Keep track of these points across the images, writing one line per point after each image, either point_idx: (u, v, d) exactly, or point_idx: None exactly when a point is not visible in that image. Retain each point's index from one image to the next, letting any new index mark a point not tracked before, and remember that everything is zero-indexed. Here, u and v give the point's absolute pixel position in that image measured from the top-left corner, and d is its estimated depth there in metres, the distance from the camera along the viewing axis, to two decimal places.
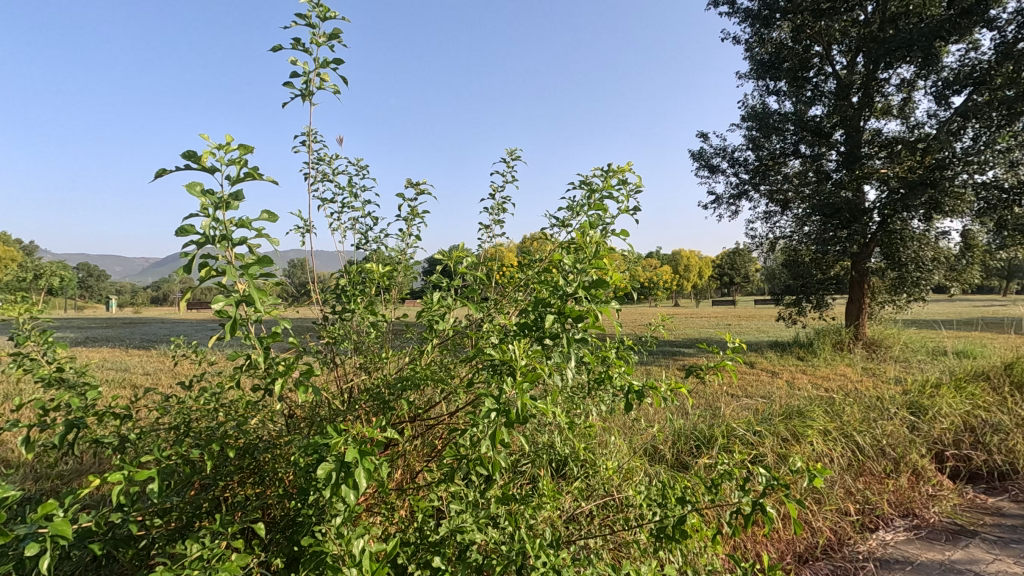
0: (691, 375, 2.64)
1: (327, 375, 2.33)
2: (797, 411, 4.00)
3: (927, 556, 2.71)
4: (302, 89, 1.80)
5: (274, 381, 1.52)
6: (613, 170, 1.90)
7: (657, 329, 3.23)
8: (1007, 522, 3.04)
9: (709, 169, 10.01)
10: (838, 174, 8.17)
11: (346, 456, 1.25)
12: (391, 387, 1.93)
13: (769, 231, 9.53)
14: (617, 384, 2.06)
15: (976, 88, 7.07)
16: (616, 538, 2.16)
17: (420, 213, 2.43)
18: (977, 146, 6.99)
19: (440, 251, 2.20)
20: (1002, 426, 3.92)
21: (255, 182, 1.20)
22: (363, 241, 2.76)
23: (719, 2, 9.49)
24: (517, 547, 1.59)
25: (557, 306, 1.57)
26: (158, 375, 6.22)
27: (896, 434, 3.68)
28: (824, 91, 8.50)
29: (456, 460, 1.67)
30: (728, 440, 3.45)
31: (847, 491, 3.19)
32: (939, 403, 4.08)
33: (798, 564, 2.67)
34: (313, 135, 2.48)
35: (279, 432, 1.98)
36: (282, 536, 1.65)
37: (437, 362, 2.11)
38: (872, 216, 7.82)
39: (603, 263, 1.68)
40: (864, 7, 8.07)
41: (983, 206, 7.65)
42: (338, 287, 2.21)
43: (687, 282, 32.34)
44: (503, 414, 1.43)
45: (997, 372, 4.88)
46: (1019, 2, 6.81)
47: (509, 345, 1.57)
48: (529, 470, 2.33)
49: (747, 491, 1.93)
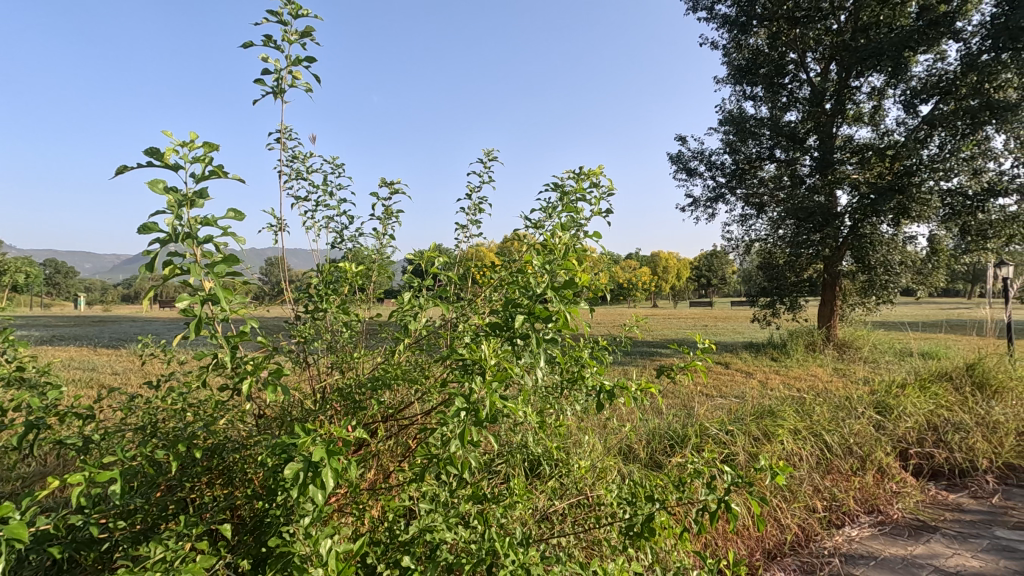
0: (664, 375, 2.67)
1: (300, 376, 2.32)
2: (768, 411, 4.10)
3: (890, 551, 2.80)
4: (273, 86, 1.78)
5: (242, 381, 1.50)
6: (585, 172, 1.91)
7: (632, 330, 3.27)
8: (966, 518, 3.16)
9: (687, 173, 10.17)
10: (812, 178, 8.34)
11: (313, 456, 1.25)
12: (364, 387, 1.93)
13: (745, 234, 9.71)
14: (589, 384, 2.09)
15: (942, 98, 7.33)
16: (588, 537, 2.19)
17: (395, 211, 2.42)
18: (943, 154, 7.26)
19: (413, 250, 2.20)
20: (963, 424, 4.06)
21: (220, 180, 1.19)
22: (338, 240, 2.75)
23: (697, 8, 9.61)
24: (487, 546, 1.61)
25: (527, 307, 1.56)
26: (127, 374, 6.09)
27: (863, 433, 3.79)
28: (798, 97, 8.69)
29: (427, 460, 1.67)
30: (701, 439, 3.51)
31: (815, 489, 3.26)
32: (904, 403, 4.21)
33: (767, 560, 2.73)
34: (287, 132, 2.48)
35: (248, 432, 1.96)
36: (250, 537, 1.63)
37: (410, 362, 2.12)
38: (844, 220, 8.01)
39: (573, 266, 1.69)
40: (838, 16, 8.26)
41: (949, 212, 7.92)
42: (310, 286, 2.20)
43: (665, 283, 32.74)
44: (473, 413, 1.44)
45: (959, 373, 5.05)
46: (983, 15, 7.08)
47: (480, 346, 1.59)
48: (502, 470, 2.35)
49: (714, 489, 1.98)
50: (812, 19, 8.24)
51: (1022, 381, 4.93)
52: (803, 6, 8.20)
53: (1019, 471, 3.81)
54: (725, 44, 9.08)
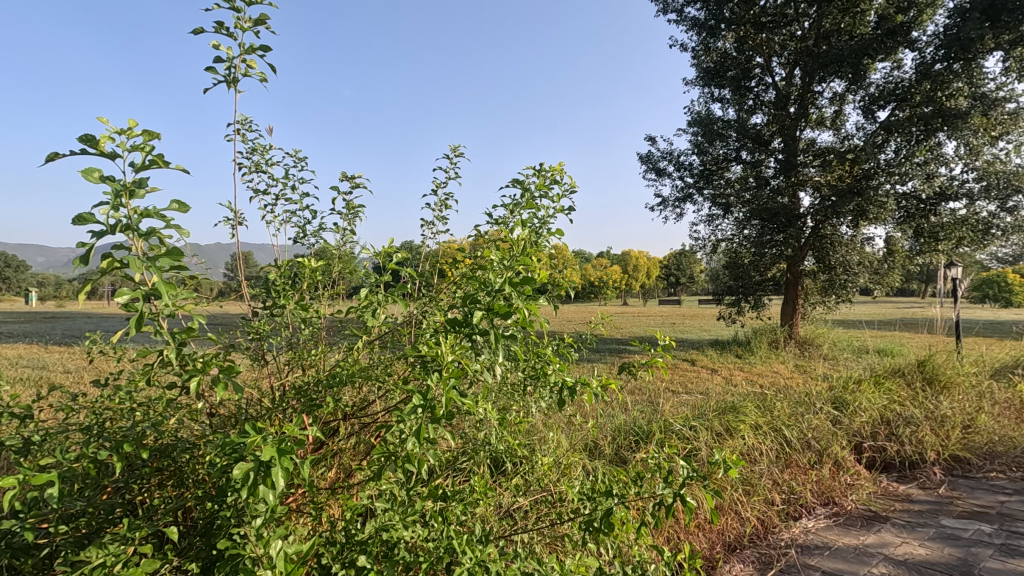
0: (626, 372, 2.69)
1: (257, 374, 2.26)
2: (731, 407, 4.21)
3: (844, 541, 2.89)
4: (226, 75, 1.72)
5: (190, 379, 1.45)
6: (548, 168, 1.90)
7: (598, 327, 3.29)
8: (914, 507, 3.29)
9: (656, 172, 10.33)
10: (776, 180, 8.53)
11: (263, 455, 1.22)
12: (321, 385, 1.89)
13: (712, 234, 9.91)
14: (552, 381, 2.09)
15: (898, 105, 7.61)
16: (551, 532, 2.20)
17: (359, 205, 2.38)
18: (899, 159, 7.50)
19: (374, 247, 2.16)
20: (914, 418, 4.22)
21: (161, 170, 1.15)
22: (301, 235, 2.69)
23: (668, 11, 9.76)
24: (445, 544, 1.60)
25: (486, 304, 1.53)
26: (79, 372, 5.86)
27: (821, 428, 3.91)
28: (763, 100, 8.91)
29: (385, 457, 1.64)
30: (666, 435, 3.57)
31: (774, 482, 3.35)
32: (860, 398, 4.38)
33: (727, 552, 2.80)
34: (247, 123, 2.41)
35: (201, 431, 1.90)
36: (200, 538, 1.59)
37: (370, 359, 2.08)
38: (806, 220, 8.25)
39: (532, 262, 1.68)
40: (802, 22, 8.48)
41: (904, 215, 8.25)
42: (267, 281, 2.14)
43: (635, 282, 33.36)
44: (429, 410, 1.43)
45: (911, 369, 5.27)
46: (937, 25, 7.38)
47: (437, 341, 1.57)
48: (466, 467, 2.34)
49: (671, 483, 2.00)
50: (777, 25, 8.46)
51: (968, 377, 5.16)
52: (768, 12, 8.47)
53: (965, 462, 3.98)
54: (694, 46, 9.24)
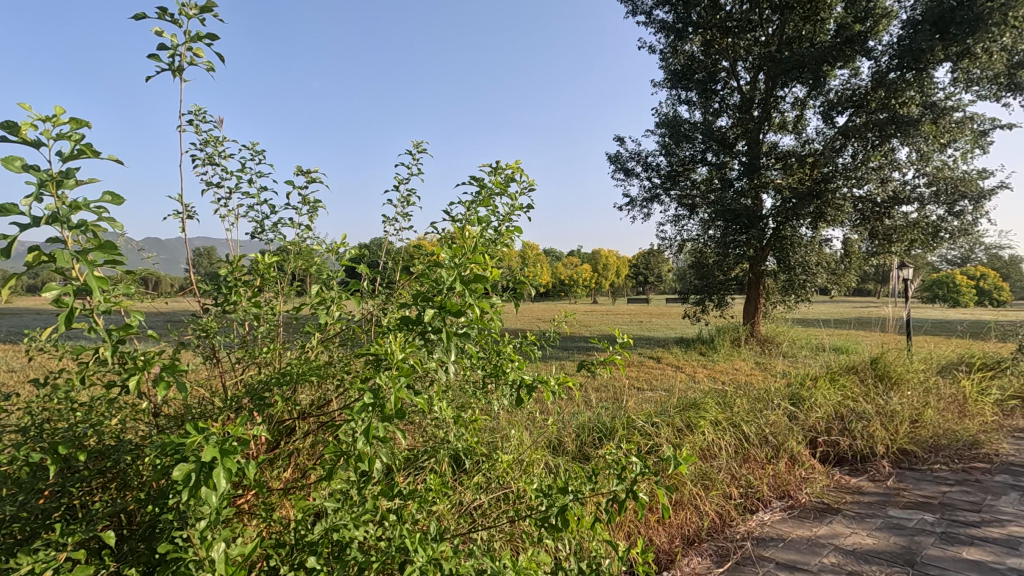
0: (584, 370, 2.70)
1: (208, 372, 2.19)
2: (692, 403, 4.30)
3: (797, 533, 2.99)
4: (170, 63, 1.65)
5: (130, 378, 1.38)
6: (505, 166, 1.89)
7: (561, 325, 3.29)
8: (864, 499, 3.43)
9: (625, 173, 10.46)
10: (740, 181, 8.75)
11: (204, 456, 1.19)
12: (272, 384, 1.84)
13: (678, 234, 10.09)
14: (510, 379, 2.10)
15: (855, 111, 7.85)
16: (510, 529, 2.21)
17: (315, 199, 2.32)
18: (856, 163, 7.77)
19: (326, 242, 2.10)
20: (865, 413, 4.38)
21: (91, 159, 1.10)
22: (257, 229, 2.63)
23: (637, 12, 9.89)
24: (396, 543, 1.59)
25: (438, 302, 1.51)
26: (25, 371, 5.61)
27: (777, 424, 4.03)
28: (729, 104, 9.11)
29: (336, 456, 1.60)
30: (628, 431, 3.62)
31: (732, 477, 3.44)
32: (816, 395, 4.53)
33: (685, 546, 2.86)
34: (201, 114, 2.34)
35: (146, 433, 1.83)
36: (142, 543, 1.53)
37: (324, 357, 2.04)
38: (768, 222, 8.45)
39: (485, 260, 1.65)
40: (766, 28, 8.70)
41: (859, 217, 8.55)
42: (217, 277, 2.06)
43: (604, 280, 33.80)
44: (379, 408, 1.40)
45: (864, 366, 5.49)
46: (892, 35, 7.67)
47: (387, 339, 1.54)
48: (427, 465, 2.33)
49: (624, 478, 2.03)
50: (742, 30, 8.66)
51: (917, 373, 5.40)
52: (734, 17, 8.65)
53: (911, 455, 4.15)
54: (662, 48, 9.39)
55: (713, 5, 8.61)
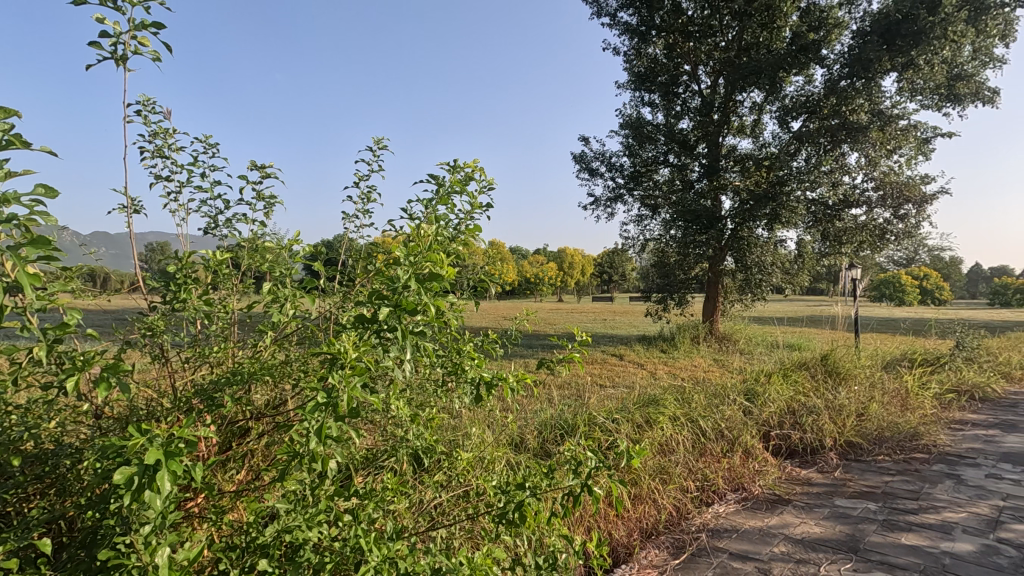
0: (543, 368, 2.72)
1: (155, 372, 2.11)
2: (652, 399, 4.40)
3: (750, 524, 3.09)
4: (113, 52, 1.58)
5: (68, 379, 1.31)
6: (463, 165, 1.89)
7: (522, 323, 3.30)
8: (812, 490, 3.57)
9: (589, 172, 10.59)
10: (700, 183, 8.94)
11: (147, 459, 1.15)
12: (223, 384, 1.79)
13: (641, 234, 10.26)
14: (468, 376, 2.10)
15: (809, 117, 8.13)
16: (469, 526, 2.21)
17: (270, 195, 2.26)
18: (809, 167, 8.05)
19: (279, 240, 2.05)
20: (815, 408, 4.56)
21: (20, 150, 1.05)
22: (209, 225, 2.54)
23: (602, 14, 9.99)
24: (351, 543, 1.57)
25: (393, 300, 1.51)
26: None
27: (733, 418, 4.16)
28: (690, 107, 9.31)
29: (289, 457, 1.57)
30: (589, 428, 3.68)
31: (689, 471, 3.54)
32: (769, 390, 4.69)
33: (643, 539, 2.92)
34: (149, 104, 2.25)
35: (89, 436, 1.76)
36: (82, 550, 1.47)
37: (278, 357, 2.00)
38: (726, 223, 8.67)
39: (440, 258, 1.65)
40: (726, 34, 8.92)
41: (812, 219, 8.87)
42: (166, 274, 1.99)
43: (570, 278, 34.13)
44: (332, 407, 1.38)
45: (815, 362, 5.72)
46: (843, 45, 7.98)
47: (340, 337, 1.51)
48: (386, 465, 2.31)
49: (580, 474, 2.06)
50: (703, 35, 8.86)
51: (863, 369, 5.66)
52: (695, 22, 8.82)
53: (857, 447, 4.35)
54: (626, 50, 9.52)
55: (675, 10, 8.79)
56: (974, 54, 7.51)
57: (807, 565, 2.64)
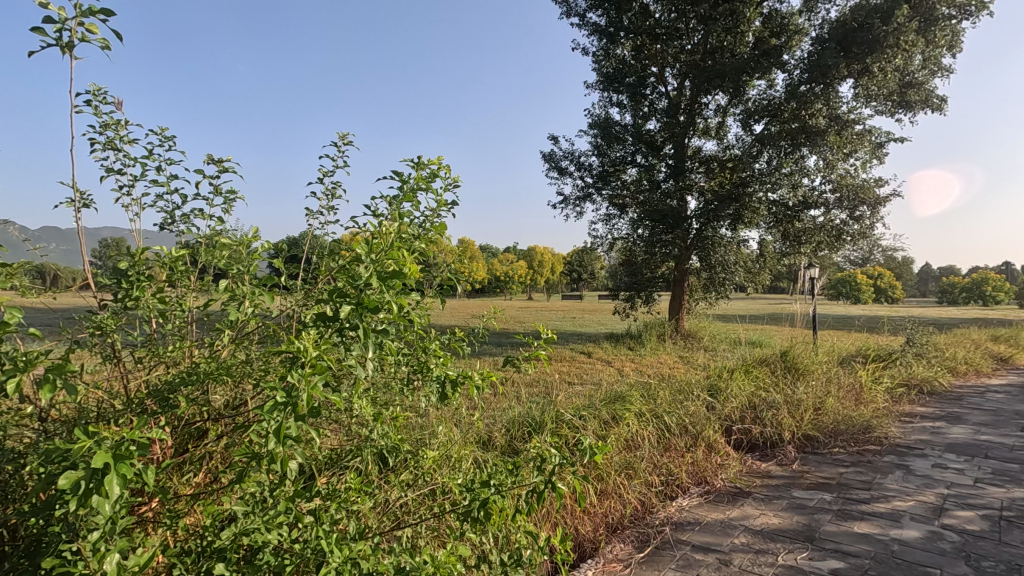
0: (510, 366, 2.72)
1: (106, 373, 2.03)
2: (618, 396, 4.47)
3: (712, 516, 3.17)
4: (58, 40, 1.50)
5: (9, 381, 1.25)
6: (428, 162, 1.88)
7: (489, 320, 3.30)
8: (772, 482, 3.69)
9: (558, 171, 10.65)
10: (667, 183, 9.10)
11: (94, 463, 1.10)
12: (178, 383, 1.73)
13: (609, 232, 10.37)
14: (434, 375, 2.09)
15: (770, 120, 8.37)
16: (435, 524, 2.20)
17: (229, 191, 2.19)
18: (771, 170, 8.30)
19: (237, 237, 1.99)
20: (775, 402, 4.70)
21: None
22: (165, 221, 2.46)
23: (571, 14, 10.05)
24: (313, 545, 1.55)
25: (355, 298, 1.49)
26: None
27: (696, 414, 4.26)
28: (657, 108, 9.46)
29: (248, 458, 1.54)
30: (557, 425, 3.71)
31: (654, 466, 3.60)
32: (731, 386, 4.82)
33: (609, 533, 2.97)
34: (99, 93, 2.15)
35: (33, 440, 1.68)
36: (24, 560, 1.40)
37: (238, 357, 1.95)
38: (692, 223, 8.85)
39: (403, 256, 1.63)
40: (692, 37, 9.08)
41: (774, 219, 9.14)
42: (117, 271, 1.91)
43: (540, 277, 34.32)
44: (291, 407, 1.35)
45: (775, 358, 5.90)
46: (803, 50, 8.23)
47: (299, 336, 1.48)
48: (351, 465, 2.27)
49: (544, 470, 2.07)
50: (670, 38, 9.01)
51: (820, 364, 5.87)
52: (662, 25, 8.97)
53: (813, 440, 4.51)
54: (595, 51, 9.61)
55: (643, 12, 8.91)
56: (924, 63, 7.86)
57: (766, 555, 2.72)
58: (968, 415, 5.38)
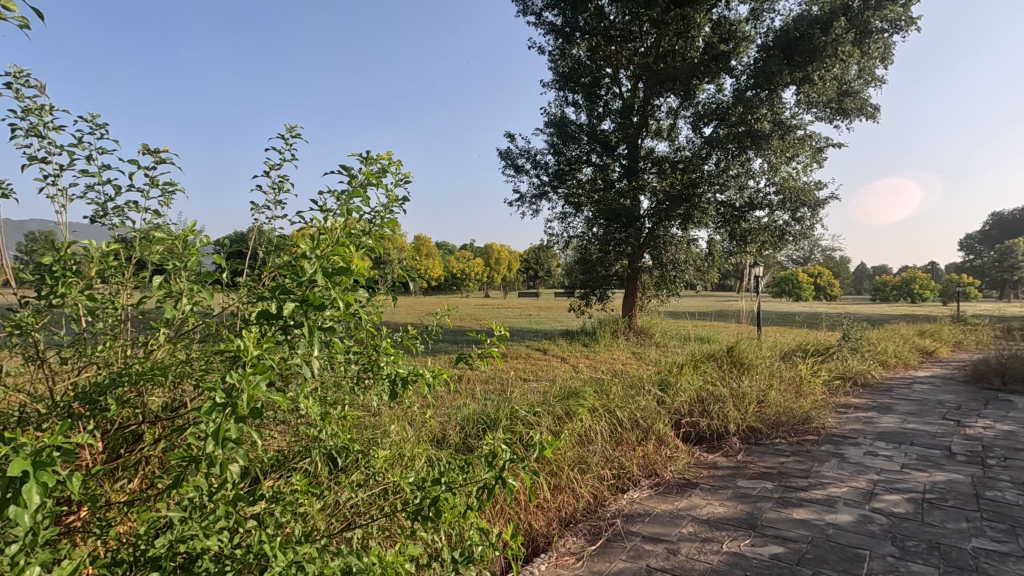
0: (462, 363, 2.71)
1: (29, 375, 1.90)
2: (572, 392, 4.53)
3: (662, 508, 3.27)
4: None
5: None
6: (378, 156, 1.84)
7: (443, 318, 3.27)
8: (718, 473, 3.82)
9: (515, 169, 10.67)
10: (621, 183, 9.27)
11: (11, 472, 1.03)
12: (110, 385, 1.64)
13: (565, 231, 10.48)
14: (384, 373, 2.05)
15: (719, 123, 8.67)
16: (386, 524, 2.17)
17: (167, 183, 2.09)
18: (720, 171, 8.63)
19: (174, 231, 1.90)
20: (722, 396, 4.87)
21: None
22: (96, 213, 2.32)
23: (528, 12, 10.08)
24: (255, 549, 1.50)
25: (299, 295, 1.44)
26: None
27: (647, 408, 4.37)
28: (611, 109, 9.63)
29: (185, 462, 1.47)
30: (511, 421, 3.73)
31: (606, 459, 3.67)
32: (681, 381, 4.97)
33: (562, 527, 3.01)
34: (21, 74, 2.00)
35: None
36: None
37: (176, 357, 1.86)
38: (644, 222, 9.08)
39: (351, 252, 1.59)
40: (646, 40, 9.29)
41: (721, 220, 9.47)
42: (41, 265, 1.79)
43: (496, 274, 34.41)
44: (231, 408, 1.30)
45: (722, 353, 6.12)
46: (750, 57, 8.55)
47: (240, 336, 1.43)
48: (298, 466, 2.21)
49: (495, 466, 2.08)
50: (624, 40, 9.18)
51: (764, 359, 6.13)
52: (617, 27, 9.12)
53: (757, 432, 4.71)
54: (551, 50, 9.68)
55: (598, 13, 9.03)
56: (860, 73, 8.31)
57: (712, 543, 2.82)
58: (896, 405, 5.74)
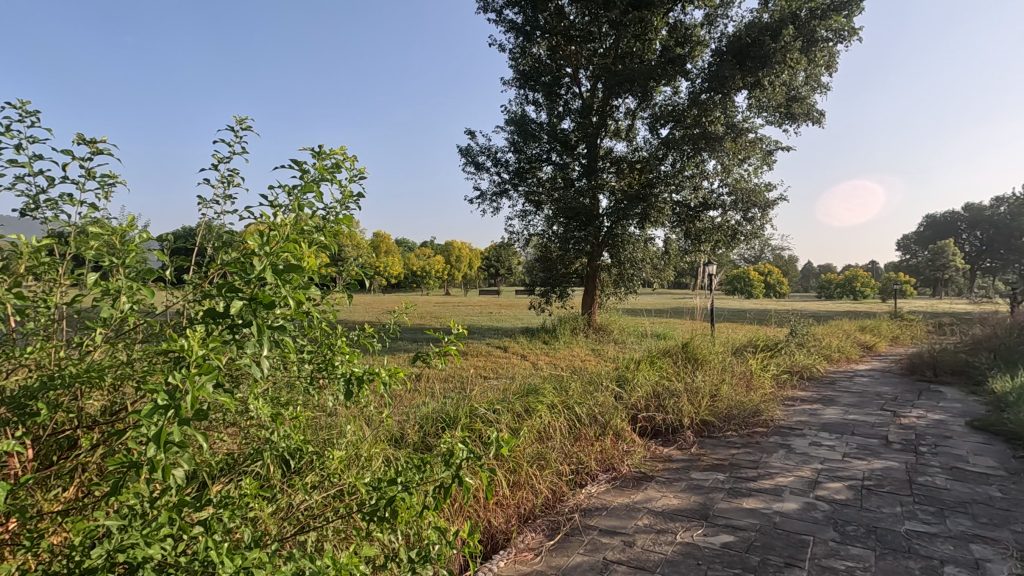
0: (419, 362, 2.68)
1: None
2: (531, 389, 4.56)
3: (618, 501, 3.33)
4: None
5: None
6: (331, 151, 1.80)
7: (400, 315, 3.23)
8: (673, 466, 3.93)
9: (475, 167, 10.62)
10: (580, 182, 9.37)
11: None
12: (40, 388, 1.54)
13: (525, 229, 10.51)
14: (338, 373, 2.01)
15: (675, 125, 8.89)
16: (341, 526, 2.14)
17: (105, 176, 1.98)
18: (675, 172, 8.85)
19: (113, 225, 1.80)
20: (676, 391, 5.00)
21: None
22: (27, 207, 2.18)
23: (489, 9, 10.04)
24: (200, 556, 1.44)
25: (248, 292, 1.40)
26: None
27: (605, 404, 4.44)
28: (571, 108, 9.71)
29: (124, 467, 1.40)
30: (471, 419, 3.72)
31: (565, 455, 3.71)
32: (638, 376, 5.08)
33: (521, 523, 3.03)
34: None
35: None
36: None
37: (115, 359, 1.77)
38: (603, 221, 9.22)
39: (302, 248, 1.55)
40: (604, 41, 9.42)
41: (677, 219, 9.72)
42: None
43: (457, 272, 34.27)
44: (174, 410, 1.24)
45: (677, 349, 6.29)
46: (704, 61, 8.79)
47: (184, 335, 1.37)
48: (249, 470, 2.15)
49: (451, 464, 2.07)
50: (584, 40, 9.28)
51: (716, 355, 6.33)
52: (577, 27, 9.21)
53: (710, 425, 4.87)
54: (512, 48, 9.68)
55: (558, 13, 9.08)
56: (807, 80, 8.67)
57: (666, 534, 2.90)
58: (839, 398, 6.03)
